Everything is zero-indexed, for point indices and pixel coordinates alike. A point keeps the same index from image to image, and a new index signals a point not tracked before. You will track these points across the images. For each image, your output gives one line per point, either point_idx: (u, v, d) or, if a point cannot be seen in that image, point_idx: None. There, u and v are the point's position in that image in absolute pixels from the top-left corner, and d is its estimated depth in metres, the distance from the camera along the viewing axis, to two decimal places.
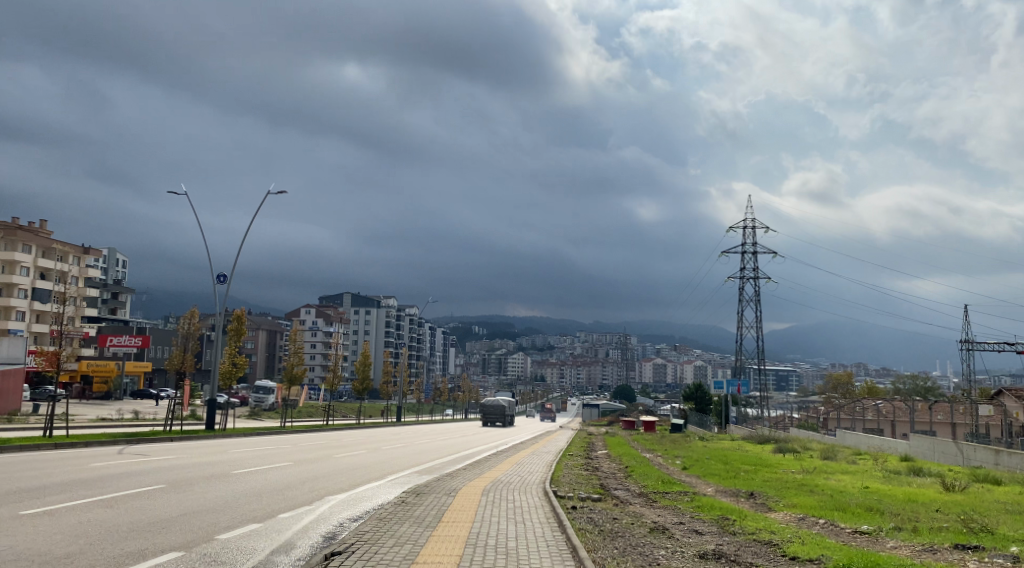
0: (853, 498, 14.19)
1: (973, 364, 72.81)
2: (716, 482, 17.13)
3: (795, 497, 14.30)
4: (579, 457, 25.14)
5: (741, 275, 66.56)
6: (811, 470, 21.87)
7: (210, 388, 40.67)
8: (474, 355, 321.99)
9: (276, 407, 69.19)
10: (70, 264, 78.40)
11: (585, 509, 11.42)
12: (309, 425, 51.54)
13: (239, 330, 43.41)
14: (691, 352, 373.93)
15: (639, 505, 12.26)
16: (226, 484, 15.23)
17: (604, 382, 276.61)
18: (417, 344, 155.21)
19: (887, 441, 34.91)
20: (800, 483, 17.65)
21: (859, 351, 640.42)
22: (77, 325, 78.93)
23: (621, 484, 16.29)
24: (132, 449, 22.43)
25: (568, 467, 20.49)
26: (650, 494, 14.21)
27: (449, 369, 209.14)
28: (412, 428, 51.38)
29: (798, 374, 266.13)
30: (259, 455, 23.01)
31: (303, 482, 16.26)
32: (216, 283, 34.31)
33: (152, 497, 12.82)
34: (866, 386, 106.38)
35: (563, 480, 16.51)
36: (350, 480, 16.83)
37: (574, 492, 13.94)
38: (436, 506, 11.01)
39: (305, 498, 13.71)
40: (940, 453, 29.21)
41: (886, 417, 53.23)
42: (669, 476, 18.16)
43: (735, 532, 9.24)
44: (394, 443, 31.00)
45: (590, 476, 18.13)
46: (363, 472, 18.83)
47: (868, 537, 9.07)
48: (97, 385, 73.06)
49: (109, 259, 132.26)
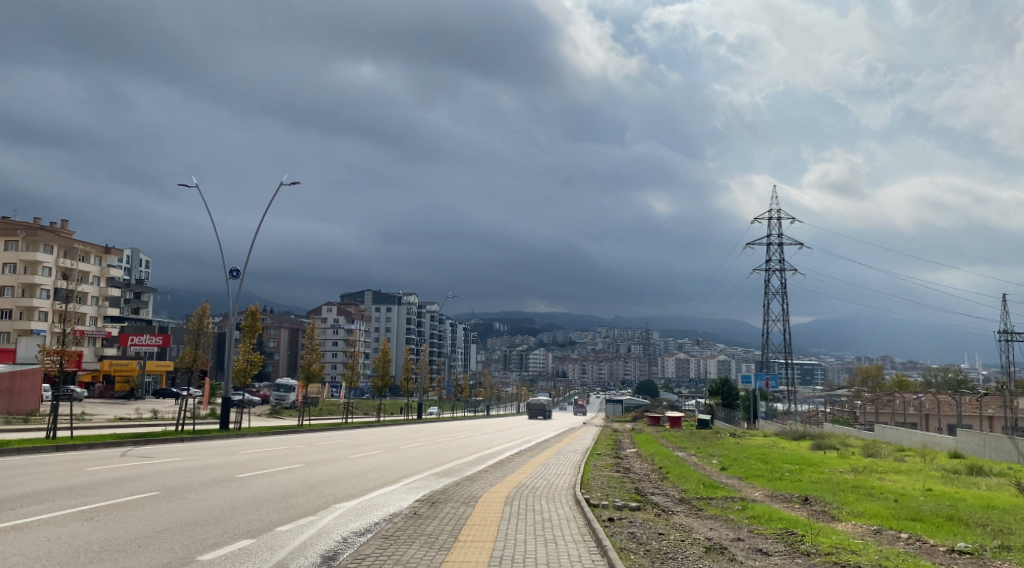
0: (921, 504, 12.75)
1: (1012, 355, 70.07)
2: (761, 485, 15.65)
3: (856, 503, 12.74)
4: (609, 457, 23.68)
5: (767, 266, 64.50)
6: (859, 470, 20.20)
7: (228, 386, 39.56)
8: (495, 352, 321.15)
9: (297, 404, 68.26)
10: (92, 264, 77.99)
11: (624, 522, 9.95)
12: (327, 422, 50.38)
13: (254, 327, 42.25)
14: (714, 345, 370.40)
15: (683, 516, 10.87)
16: (226, 491, 13.98)
17: (627, 377, 273.80)
18: (437, 340, 153.99)
19: (932, 437, 32.96)
20: (855, 486, 16.00)
21: (885, 344, 631.27)
22: (99, 325, 78.58)
23: (659, 489, 14.77)
24: (138, 451, 21.27)
25: (597, 469, 18.99)
26: (692, 501, 12.80)
27: (470, 365, 207.91)
28: (431, 425, 50.17)
29: (823, 367, 262.67)
30: (269, 456, 21.80)
31: (309, 487, 14.99)
32: (229, 279, 33.25)
33: (140, 508, 11.59)
34: (897, 379, 103.58)
35: (594, 484, 15.05)
36: (361, 484, 15.50)
37: (607, 499, 12.53)
38: (452, 518, 9.71)
39: (311, 506, 12.44)
40: (993, 449, 27.39)
41: (924, 410, 51.12)
42: (708, 478, 16.63)
43: (809, 552, 7.79)
44: (412, 443, 29.49)
45: (622, 480, 16.63)
46: (377, 475, 17.51)
47: (972, 560, 7.61)
48: (118, 384, 72.99)
49: (132, 259, 132.63)
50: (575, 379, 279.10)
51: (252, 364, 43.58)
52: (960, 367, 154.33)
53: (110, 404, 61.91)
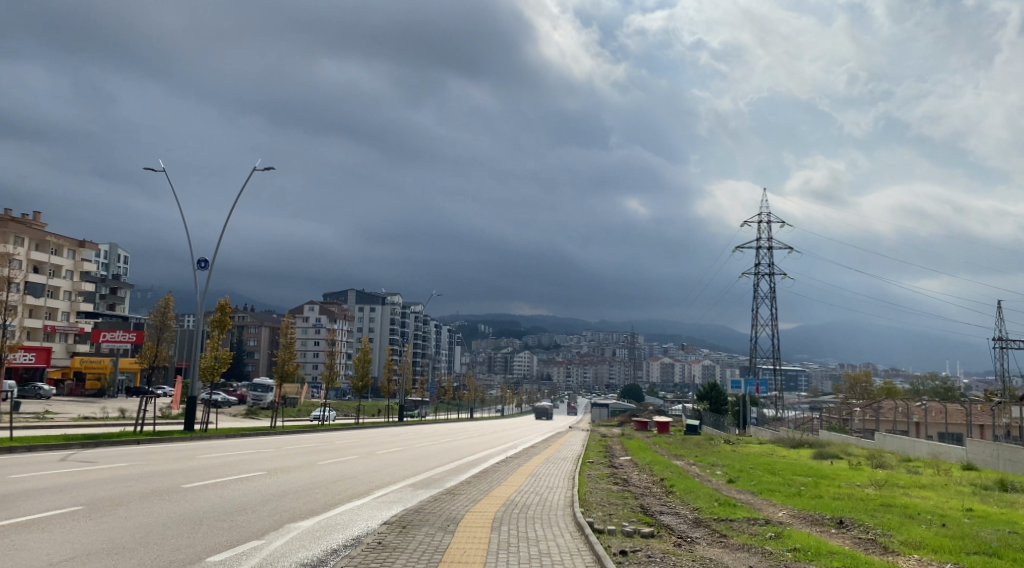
0: (971, 529, 11.07)
1: (1003, 363, 68.80)
2: (782, 503, 13.78)
3: (903, 528, 10.93)
4: (604, 465, 21.79)
5: (755, 270, 63.11)
6: (880, 484, 18.39)
7: (196, 384, 37.28)
8: (479, 353, 318.64)
9: (275, 405, 65.93)
10: (65, 258, 75.09)
11: (643, 557, 7.99)
12: (303, 424, 47.88)
13: (223, 322, 39.65)
14: (699, 350, 369.97)
15: (707, 547, 8.99)
16: (166, 504, 11.95)
17: (612, 381, 272.35)
18: (421, 341, 151.30)
19: (938, 447, 31.35)
20: (886, 504, 14.17)
21: (869, 352, 632.49)
22: (71, 321, 75.51)
23: (668, 507, 12.87)
24: (80, 455, 19.09)
25: (592, 481, 16.94)
26: (712, 523, 11.00)
27: (454, 367, 206.28)
28: (415, 428, 48.02)
29: (807, 372, 262.41)
30: (231, 462, 19.63)
31: (267, 500, 13.00)
32: (197, 270, 31.14)
33: (46, 529, 9.49)
34: (885, 387, 102.13)
35: (593, 501, 13.07)
36: (326, 499, 13.43)
37: (613, 522, 10.57)
38: (426, 550, 7.84)
39: (258, 528, 10.38)
40: (1008, 462, 25.68)
41: (915, 417, 49.12)
42: (720, 493, 14.72)
43: None
44: (390, 447, 27.47)
45: (623, 494, 14.68)
46: (347, 486, 15.46)
47: None
48: (90, 382, 69.67)
49: (111, 255, 129.47)
50: (559, 382, 277.22)
51: (220, 362, 40.97)
52: (943, 375, 153.66)
53: (78, 402, 59.38)
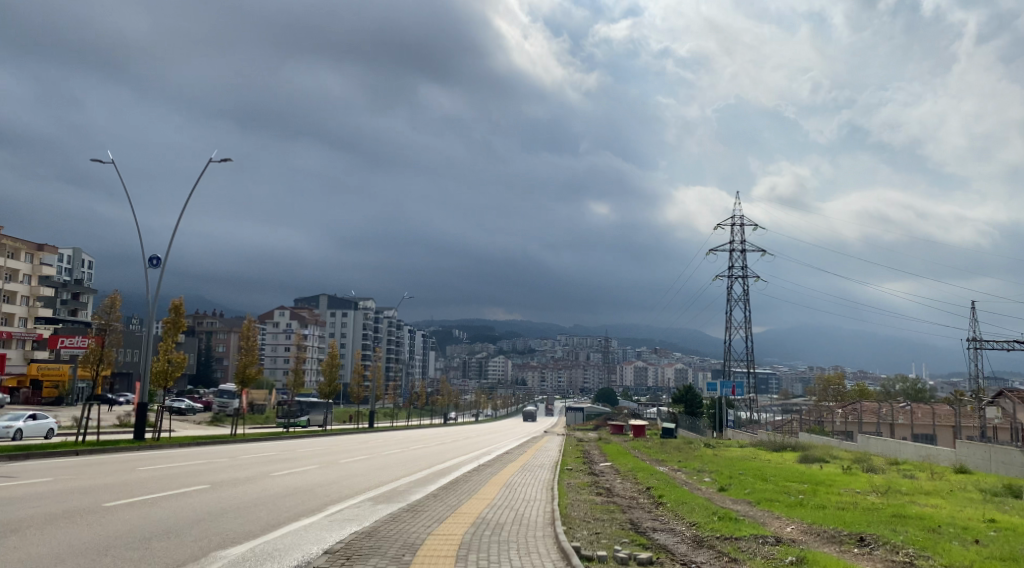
0: (1009, 546, 9.67)
1: (978, 365, 67.99)
2: (787, 515, 12.26)
3: (934, 546, 9.47)
4: (583, 473, 20.13)
5: (729, 273, 61.95)
6: (884, 491, 17.02)
7: (148, 390, 34.98)
8: (454, 359, 315.47)
9: (241, 412, 63.52)
10: (22, 262, 72.09)
11: None
12: (268, 431, 45.66)
13: (177, 324, 37.35)
14: (672, 354, 370.51)
15: None
16: (74, 527, 10.15)
17: (586, 385, 270.91)
18: (393, 346, 148.81)
19: (925, 448, 30.09)
20: (901, 515, 12.68)
21: (840, 352, 641.00)
22: (29, 327, 72.53)
23: (662, 523, 11.25)
24: (3, 468, 17.05)
25: (573, 492, 15.29)
26: (715, 543, 9.40)
27: (427, 372, 202.93)
28: (386, 435, 45.77)
29: (778, 376, 263.97)
30: (175, 474, 17.66)
31: (197, 521, 11.19)
32: (148, 268, 29.14)
33: None
34: (859, 390, 101.82)
35: (576, 517, 11.38)
36: (268, 518, 11.58)
37: (603, 545, 8.91)
38: None
39: (175, 559, 8.59)
40: (1001, 464, 24.34)
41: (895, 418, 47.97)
42: (715, 505, 13.24)
43: None
44: (354, 455, 25.52)
45: (608, 507, 13.05)
46: (296, 501, 13.66)
47: None
48: (47, 390, 66.77)
49: (74, 260, 125.84)
50: (534, 387, 275.20)
51: (174, 367, 38.61)
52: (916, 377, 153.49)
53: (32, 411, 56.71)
